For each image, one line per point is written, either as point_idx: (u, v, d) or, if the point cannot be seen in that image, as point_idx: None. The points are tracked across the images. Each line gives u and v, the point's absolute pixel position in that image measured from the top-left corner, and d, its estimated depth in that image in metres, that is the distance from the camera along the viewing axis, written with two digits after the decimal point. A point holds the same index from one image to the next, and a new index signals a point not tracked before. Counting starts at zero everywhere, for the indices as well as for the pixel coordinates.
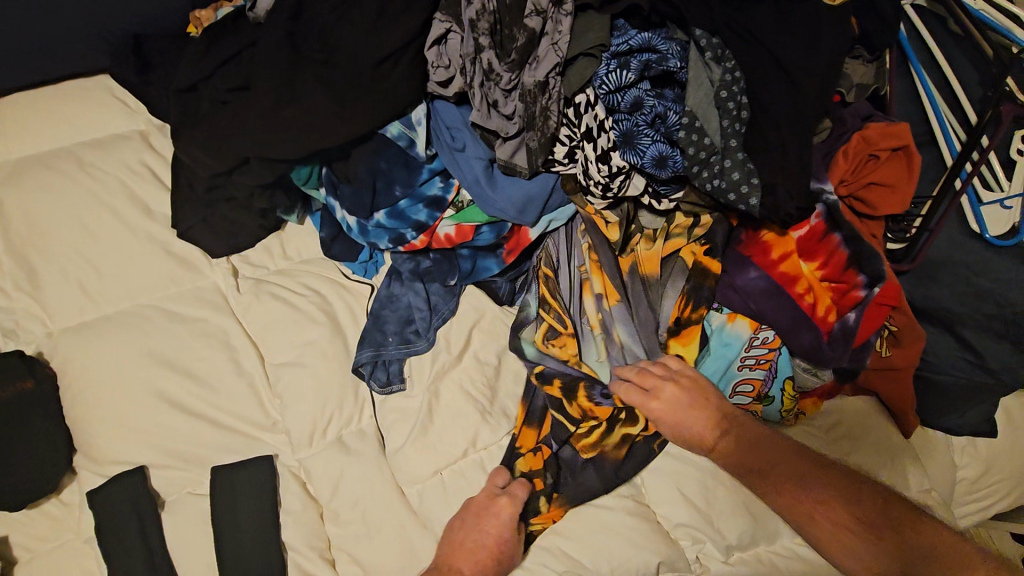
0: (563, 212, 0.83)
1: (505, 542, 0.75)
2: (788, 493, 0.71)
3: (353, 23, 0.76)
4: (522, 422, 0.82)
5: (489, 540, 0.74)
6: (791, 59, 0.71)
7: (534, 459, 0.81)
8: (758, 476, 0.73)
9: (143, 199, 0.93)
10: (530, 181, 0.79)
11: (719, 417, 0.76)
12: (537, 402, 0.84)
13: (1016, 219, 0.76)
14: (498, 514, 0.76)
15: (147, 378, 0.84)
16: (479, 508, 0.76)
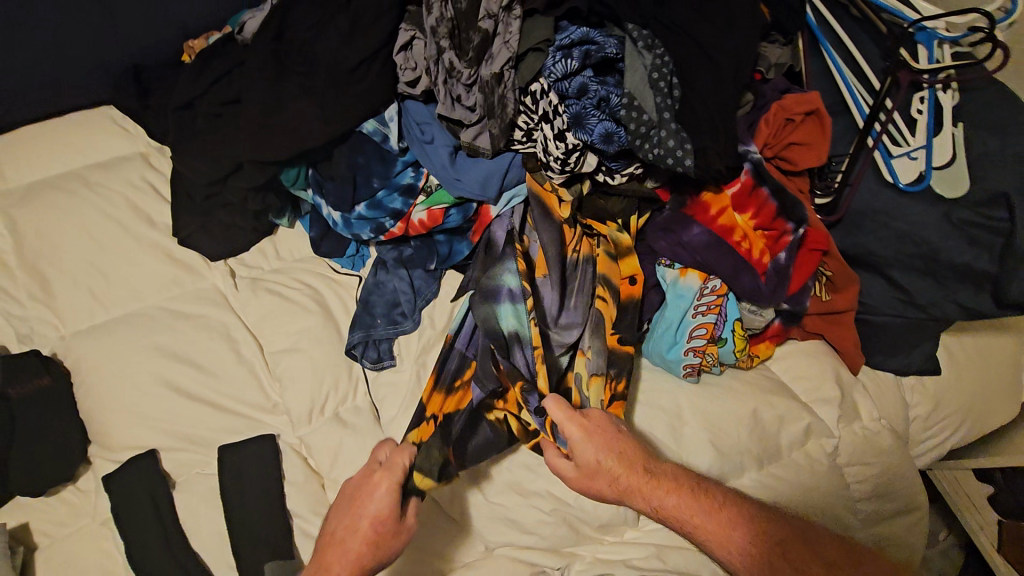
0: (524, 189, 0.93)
1: (384, 523, 0.71)
2: (722, 533, 0.72)
3: (331, 38, 0.87)
4: (431, 388, 0.85)
5: (363, 523, 0.70)
6: (708, 42, 0.83)
7: (426, 425, 0.84)
8: (689, 517, 0.74)
9: (145, 211, 1.01)
10: (490, 161, 0.89)
11: (632, 454, 0.75)
12: (448, 369, 0.88)
13: (922, 167, 0.86)
14: (371, 494, 0.72)
15: (154, 369, 0.91)
16: (352, 495, 0.73)
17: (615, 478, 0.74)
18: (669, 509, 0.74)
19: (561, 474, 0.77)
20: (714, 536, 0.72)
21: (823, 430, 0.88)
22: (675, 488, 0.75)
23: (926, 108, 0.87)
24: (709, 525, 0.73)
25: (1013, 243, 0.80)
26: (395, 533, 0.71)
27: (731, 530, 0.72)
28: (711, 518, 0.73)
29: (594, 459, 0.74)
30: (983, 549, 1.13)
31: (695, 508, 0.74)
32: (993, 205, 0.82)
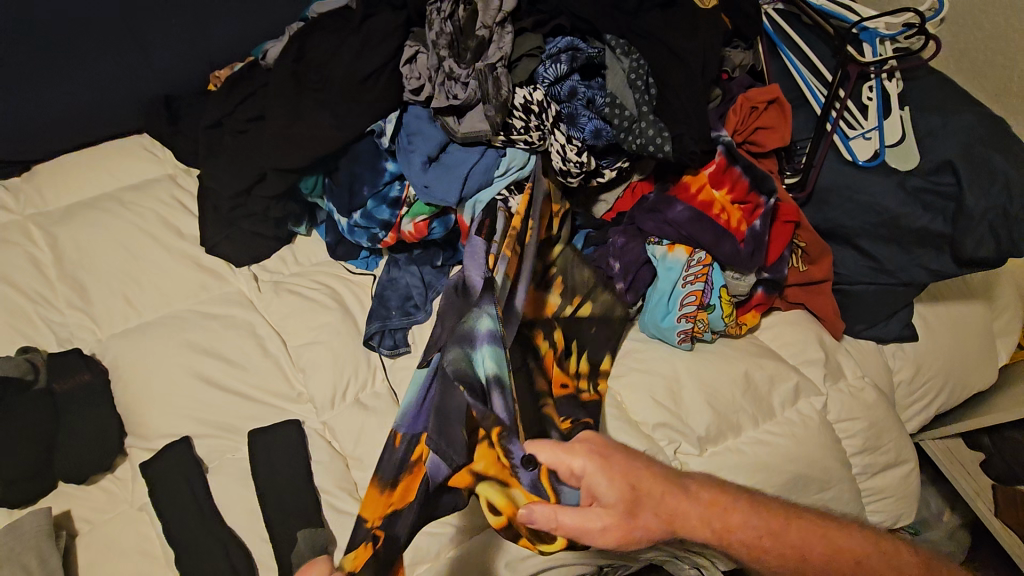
0: (488, 193, 0.96)
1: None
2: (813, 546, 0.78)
3: (344, 57, 0.98)
4: (376, 488, 0.74)
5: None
6: (678, 46, 0.94)
7: (364, 549, 0.71)
8: (757, 537, 0.76)
9: (174, 224, 1.10)
10: (455, 168, 0.95)
11: (653, 470, 0.72)
12: (396, 464, 0.75)
13: (876, 146, 0.97)
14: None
15: (187, 364, 0.97)
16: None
17: (660, 502, 0.70)
18: (732, 531, 0.74)
19: (591, 534, 0.66)
20: (784, 555, 0.76)
21: (812, 388, 0.95)
22: (729, 505, 0.76)
23: (875, 95, 0.99)
24: (777, 547, 0.76)
25: (961, 203, 0.89)
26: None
27: (803, 546, 0.77)
28: (783, 538, 0.77)
29: (625, 492, 0.67)
30: (981, 512, 1.20)
31: (759, 524, 0.76)
32: (941, 172, 0.92)
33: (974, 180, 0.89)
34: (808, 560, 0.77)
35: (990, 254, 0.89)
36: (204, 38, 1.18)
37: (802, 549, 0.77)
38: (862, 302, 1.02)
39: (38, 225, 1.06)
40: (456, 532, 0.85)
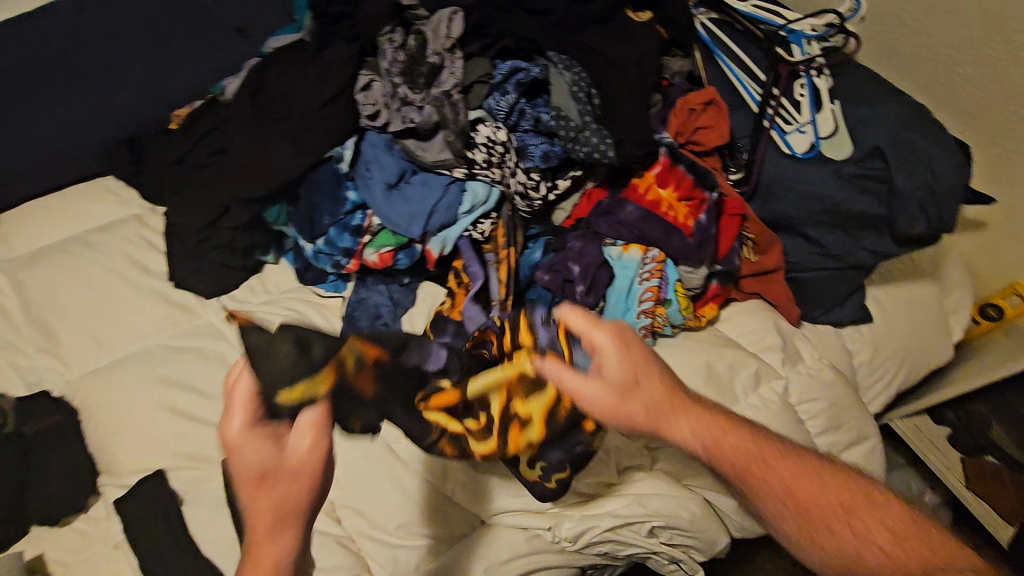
0: (454, 231, 0.99)
1: (280, 466, 0.54)
2: (820, 487, 0.68)
3: (297, 86, 1.01)
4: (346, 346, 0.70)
5: (256, 485, 0.52)
6: (617, 57, 0.99)
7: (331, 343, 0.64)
8: (746, 469, 0.68)
9: (142, 262, 1.12)
10: (414, 202, 0.97)
11: (665, 378, 0.69)
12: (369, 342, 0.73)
13: (810, 138, 1.02)
14: (239, 443, 0.53)
15: (159, 398, 0.97)
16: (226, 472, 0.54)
17: (657, 402, 0.67)
18: (722, 453, 0.69)
19: (587, 395, 0.66)
20: (770, 492, 0.68)
21: (771, 372, 0.98)
22: (726, 429, 0.70)
23: (806, 92, 1.05)
24: (770, 480, 0.68)
25: (892, 185, 0.95)
26: (260, 435, 0.54)
27: (792, 483, 0.69)
28: (774, 470, 0.69)
29: (630, 375, 0.67)
30: (952, 484, 1.27)
31: (751, 454, 0.69)
32: (871, 159, 0.98)
33: (903, 164, 0.94)
34: (799, 499, 0.68)
35: (923, 231, 0.94)
36: (164, 81, 1.19)
37: (793, 487, 0.68)
38: (814, 288, 1.07)
39: (2, 272, 1.06)
40: (434, 542, 0.86)
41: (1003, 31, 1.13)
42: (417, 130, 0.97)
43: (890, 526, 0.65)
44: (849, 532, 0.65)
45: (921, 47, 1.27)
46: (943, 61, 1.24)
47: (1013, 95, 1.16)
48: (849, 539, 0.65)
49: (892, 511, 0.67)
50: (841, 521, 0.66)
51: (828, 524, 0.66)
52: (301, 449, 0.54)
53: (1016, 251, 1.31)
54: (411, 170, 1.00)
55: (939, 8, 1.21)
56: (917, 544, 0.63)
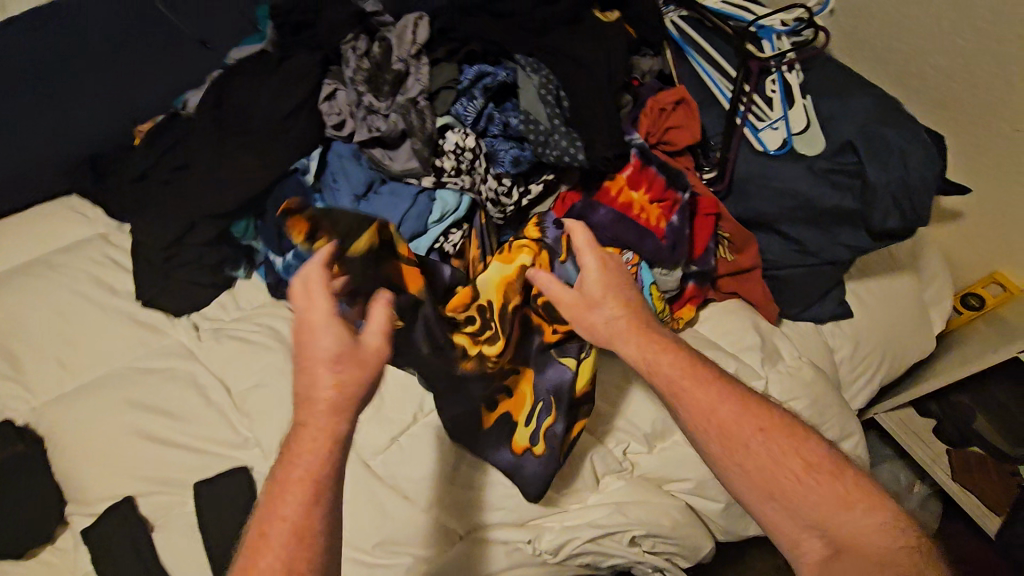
0: (424, 241, 0.95)
1: (349, 355, 0.64)
2: (744, 414, 0.71)
3: (260, 98, 0.98)
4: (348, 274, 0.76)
5: (325, 365, 0.63)
6: (585, 59, 0.98)
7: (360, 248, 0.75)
8: (676, 386, 0.74)
9: (108, 282, 1.09)
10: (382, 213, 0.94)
11: (629, 303, 0.80)
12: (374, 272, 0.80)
13: (783, 135, 1.02)
14: (317, 326, 0.65)
15: (128, 422, 0.95)
16: (297, 353, 0.65)
17: (614, 321, 0.78)
18: (657, 371, 0.75)
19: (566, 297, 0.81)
20: (695, 406, 0.72)
21: (752, 373, 0.97)
22: (670, 352, 0.76)
23: (778, 87, 1.04)
24: (699, 396, 0.72)
25: (865, 178, 0.94)
26: (334, 326, 0.65)
27: (721, 405, 0.72)
28: (706, 395, 0.73)
29: (602, 294, 0.80)
30: (940, 478, 1.26)
31: (686, 374, 0.74)
32: (844, 153, 0.97)
33: (874, 157, 0.94)
34: (716, 423, 0.71)
35: (897, 225, 0.94)
36: (126, 97, 1.16)
37: (714, 416, 0.71)
38: (792, 285, 1.06)
39: None
40: (414, 561, 0.83)
41: (970, 20, 1.14)
42: (384, 138, 0.95)
43: (804, 459, 0.69)
44: (765, 458, 0.69)
45: (892, 39, 1.27)
46: (915, 52, 1.24)
47: (983, 84, 1.16)
48: (762, 462, 0.68)
49: (810, 449, 0.70)
50: (761, 446, 0.69)
51: (747, 445, 0.69)
52: (370, 342, 0.66)
53: (994, 240, 1.31)
54: (380, 179, 0.97)
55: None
56: (828, 481, 0.67)
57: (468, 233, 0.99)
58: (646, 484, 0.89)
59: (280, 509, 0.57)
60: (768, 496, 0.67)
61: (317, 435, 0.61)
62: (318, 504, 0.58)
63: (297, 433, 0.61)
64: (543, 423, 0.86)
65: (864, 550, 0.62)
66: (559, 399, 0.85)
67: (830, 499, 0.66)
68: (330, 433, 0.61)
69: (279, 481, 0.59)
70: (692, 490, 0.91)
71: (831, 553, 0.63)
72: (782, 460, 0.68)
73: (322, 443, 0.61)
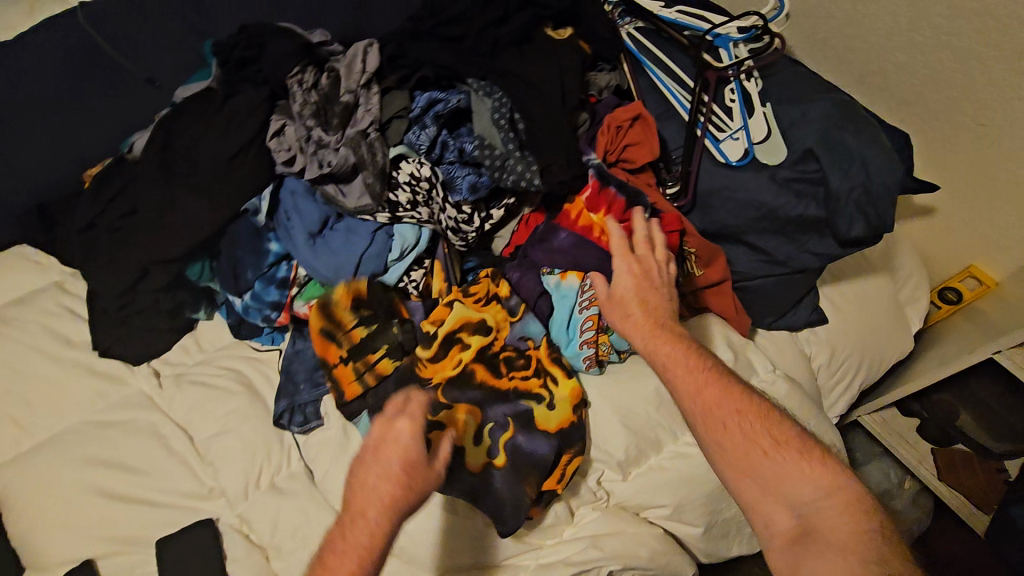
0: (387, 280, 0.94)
1: (420, 462, 0.62)
2: (736, 400, 0.72)
3: (206, 137, 0.95)
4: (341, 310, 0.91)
5: (394, 468, 0.61)
6: (538, 80, 0.96)
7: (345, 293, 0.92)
8: (671, 366, 0.76)
9: (65, 334, 1.06)
10: (339, 253, 0.92)
11: (642, 295, 0.83)
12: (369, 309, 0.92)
13: (744, 145, 0.99)
14: (405, 438, 0.62)
15: (86, 480, 0.92)
16: (375, 457, 0.62)
17: (628, 316, 0.82)
18: (654, 354, 0.78)
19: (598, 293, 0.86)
20: (682, 386, 0.74)
21: None
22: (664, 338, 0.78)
23: (736, 96, 1.02)
24: (690, 376, 0.74)
25: (828, 187, 0.92)
26: (415, 430, 0.62)
27: (707, 385, 0.73)
28: (702, 376, 0.74)
29: (622, 290, 0.83)
30: (925, 476, 1.27)
31: (676, 358, 0.76)
32: (805, 161, 0.95)
33: (836, 163, 0.92)
34: (703, 399, 0.72)
35: (862, 232, 0.92)
36: (70, 139, 1.13)
37: (704, 394, 0.73)
38: (764, 296, 1.05)
39: None
40: None
41: (927, 17, 1.13)
42: (336, 174, 0.92)
43: (780, 440, 0.68)
44: (741, 436, 0.68)
45: (853, 38, 1.25)
46: (876, 51, 1.23)
47: (944, 80, 1.16)
48: (738, 441, 0.68)
49: (787, 432, 0.69)
50: (741, 426, 0.69)
51: (726, 423, 0.70)
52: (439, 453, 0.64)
53: (967, 234, 1.29)
54: (335, 216, 0.95)
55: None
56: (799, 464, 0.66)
57: (429, 267, 0.99)
58: (620, 514, 0.88)
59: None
60: (740, 472, 0.67)
61: (370, 535, 0.60)
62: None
63: (353, 525, 0.60)
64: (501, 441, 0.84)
65: (828, 533, 0.60)
66: (516, 417, 0.85)
67: (798, 476, 0.65)
68: (378, 539, 0.60)
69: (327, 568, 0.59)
70: (670, 516, 0.89)
71: (797, 534, 0.62)
72: (757, 440, 0.68)
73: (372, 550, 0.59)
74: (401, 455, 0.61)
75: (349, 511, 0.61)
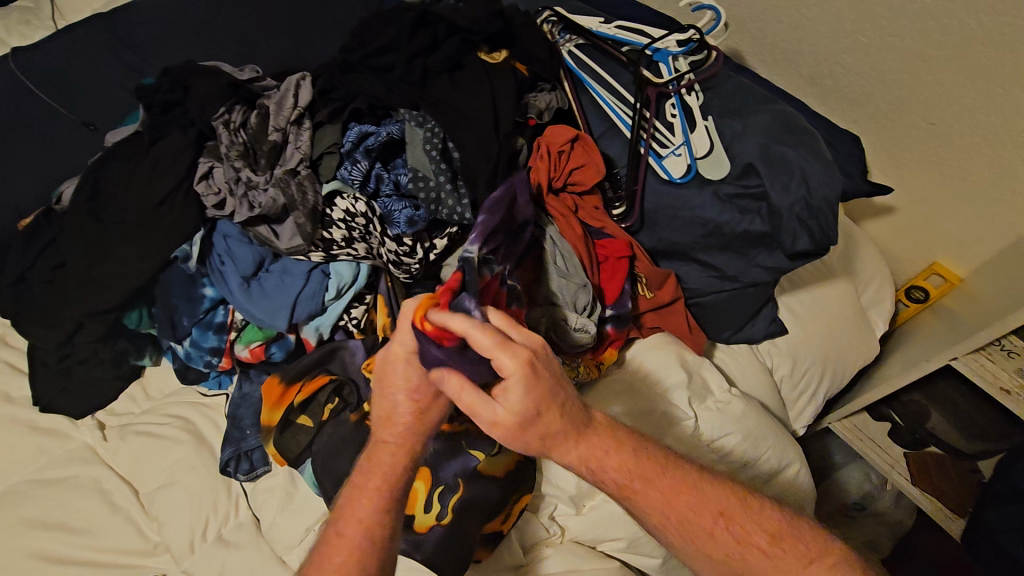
0: (326, 319, 0.94)
1: (425, 390, 0.67)
2: (704, 504, 0.70)
3: (133, 183, 0.93)
4: (282, 405, 0.91)
5: (401, 397, 0.67)
6: (470, 108, 0.94)
7: (275, 386, 0.91)
8: (630, 490, 0.68)
9: (5, 390, 1.03)
10: (278, 295, 0.91)
11: (557, 405, 0.65)
12: (307, 374, 0.93)
13: (686, 160, 0.97)
14: (401, 360, 0.66)
15: (22, 544, 0.88)
16: (381, 385, 0.68)
17: (546, 436, 0.65)
18: (603, 473, 0.68)
19: (482, 417, 0.64)
20: (655, 506, 0.69)
21: (680, 414, 0.93)
22: (605, 450, 0.69)
23: (677, 112, 1.00)
24: (651, 494, 0.69)
25: (770, 202, 0.90)
26: (411, 360, 0.66)
27: (675, 499, 0.69)
28: (662, 492, 0.69)
29: (527, 407, 0.62)
30: (899, 482, 1.20)
31: (637, 473, 0.69)
32: (747, 175, 0.93)
33: (776, 178, 0.90)
34: (672, 523, 0.69)
35: (808, 246, 0.89)
36: None
37: (673, 515, 0.69)
38: (717, 312, 1.04)
39: None
40: None
41: (870, 19, 1.11)
42: (269, 215, 0.91)
43: (766, 531, 0.69)
44: (732, 540, 0.68)
45: (801, 41, 1.23)
46: (824, 53, 1.20)
47: (891, 81, 1.14)
48: (729, 547, 0.68)
49: (756, 512, 0.71)
50: (719, 528, 0.69)
51: (705, 531, 0.69)
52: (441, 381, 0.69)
53: (929, 232, 1.28)
54: (271, 257, 0.95)
55: (809, 2, 1.17)
56: (791, 554, 0.68)
57: (372, 302, 0.99)
58: (575, 549, 0.86)
59: (352, 512, 0.68)
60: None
61: (391, 457, 0.69)
62: (387, 514, 0.69)
63: (377, 449, 0.70)
64: (450, 501, 0.80)
65: None
66: (467, 476, 0.81)
67: (790, 566, 0.67)
68: (400, 457, 0.69)
69: (356, 481, 0.70)
70: (626, 548, 0.87)
71: None
72: (747, 538, 0.68)
73: (394, 469, 0.69)
74: (402, 377, 0.66)
75: (375, 436, 0.70)
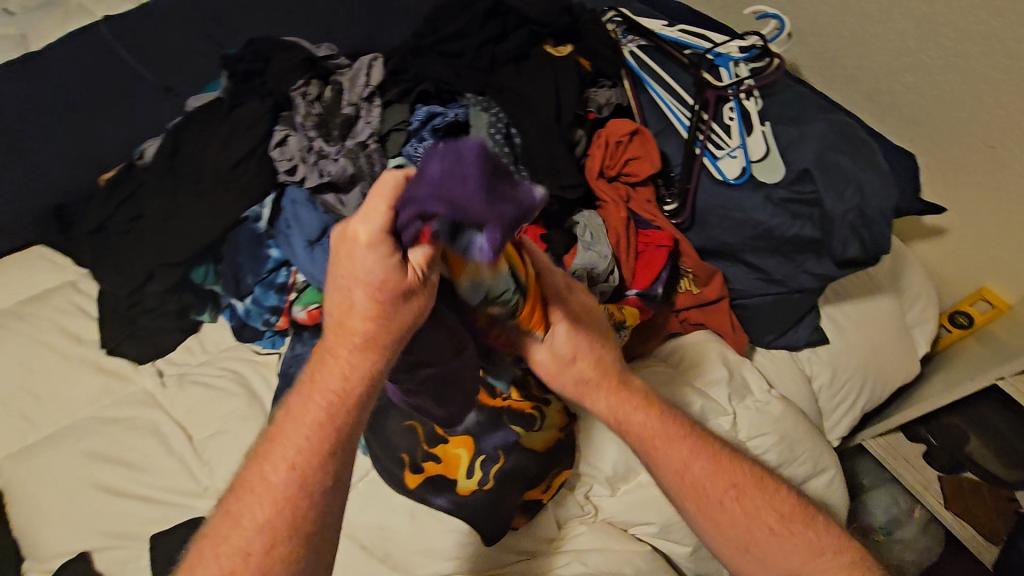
0: None
1: (385, 290, 0.54)
2: (716, 472, 0.73)
3: (211, 145, 0.98)
4: None
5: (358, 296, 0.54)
6: (533, 95, 0.97)
7: None
8: (649, 446, 0.74)
9: (75, 332, 1.09)
10: None
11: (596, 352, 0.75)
12: None
13: (740, 164, 0.98)
14: (358, 250, 0.52)
15: (85, 474, 0.94)
16: (337, 280, 0.56)
17: (584, 378, 0.75)
18: (626, 425, 0.75)
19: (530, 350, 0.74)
20: (674, 465, 0.73)
21: (718, 409, 0.94)
22: (630, 404, 0.75)
23: (735, 115, 1.02)
24: (672, 454, 0.73)
25: (823, 208, 0.92)
26: (373, 247, 0.51)
27: (692, 462, 0.73)
28: (681, 454, 0.73)
29: (571, 348, 0.74)
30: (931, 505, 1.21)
31: (659, 431, 0.74)
32: (801, 181, 0.95)
33: (830, 185, 0.92)
34: (688, 484, 0.72)
35: (857, 254, 0.91)
36: None
37: (689, 478, 0.72)
38: (761, 316, 1.05)
39: None
40: None
41: (934, 38, 1.11)
42: (336, 183, 0.95)
43: (779, 512, 0.72)
44: (742, 513, 0.71)
45: (862, 57, 1.23)
46: (885, 71, 1.20)
47: (950, 102, 1.14)
48: (739, 519, 0.71)
49: (772, 492, 0.74)
50: (733, 499, 0.72)
51: (718, 498, 0.72)
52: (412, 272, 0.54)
53: (978, 257, 1.27)
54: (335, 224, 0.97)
55: (873, 19, 1.17)
56: (801, 540, 0.70)
57: None
58: (608, 528, 0.88)
59: (290, 441, 0.60)
60: (740, 549, 0.71)
61: (339, 375, 0.60)
62: (329, 444, 0.61)
63: (325, 359, 0.60)
64: (491, 469, 0.82)
65: None
66: (508, 449, 0.83)
67: (799, 551, 0.69)
68: (349, 380, 0.60)
69: (298, 404, 0.61)
70: (657, 534, 0.89)
71: None
72: (756, 512, 0.71)
73: (342, 393, 0.60)
74: (358, 277, 0.54)
75: (326, 344, 0.60)
